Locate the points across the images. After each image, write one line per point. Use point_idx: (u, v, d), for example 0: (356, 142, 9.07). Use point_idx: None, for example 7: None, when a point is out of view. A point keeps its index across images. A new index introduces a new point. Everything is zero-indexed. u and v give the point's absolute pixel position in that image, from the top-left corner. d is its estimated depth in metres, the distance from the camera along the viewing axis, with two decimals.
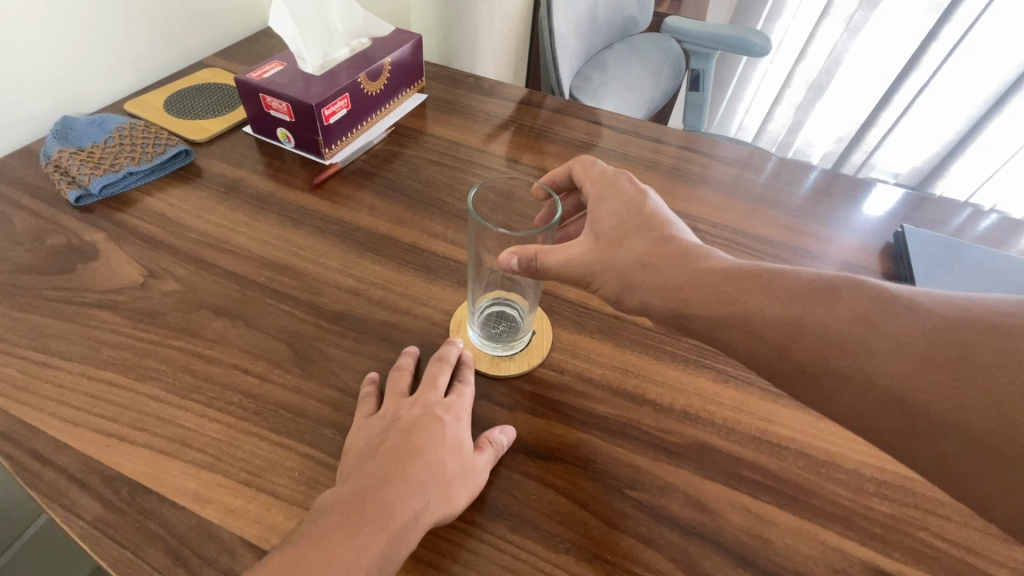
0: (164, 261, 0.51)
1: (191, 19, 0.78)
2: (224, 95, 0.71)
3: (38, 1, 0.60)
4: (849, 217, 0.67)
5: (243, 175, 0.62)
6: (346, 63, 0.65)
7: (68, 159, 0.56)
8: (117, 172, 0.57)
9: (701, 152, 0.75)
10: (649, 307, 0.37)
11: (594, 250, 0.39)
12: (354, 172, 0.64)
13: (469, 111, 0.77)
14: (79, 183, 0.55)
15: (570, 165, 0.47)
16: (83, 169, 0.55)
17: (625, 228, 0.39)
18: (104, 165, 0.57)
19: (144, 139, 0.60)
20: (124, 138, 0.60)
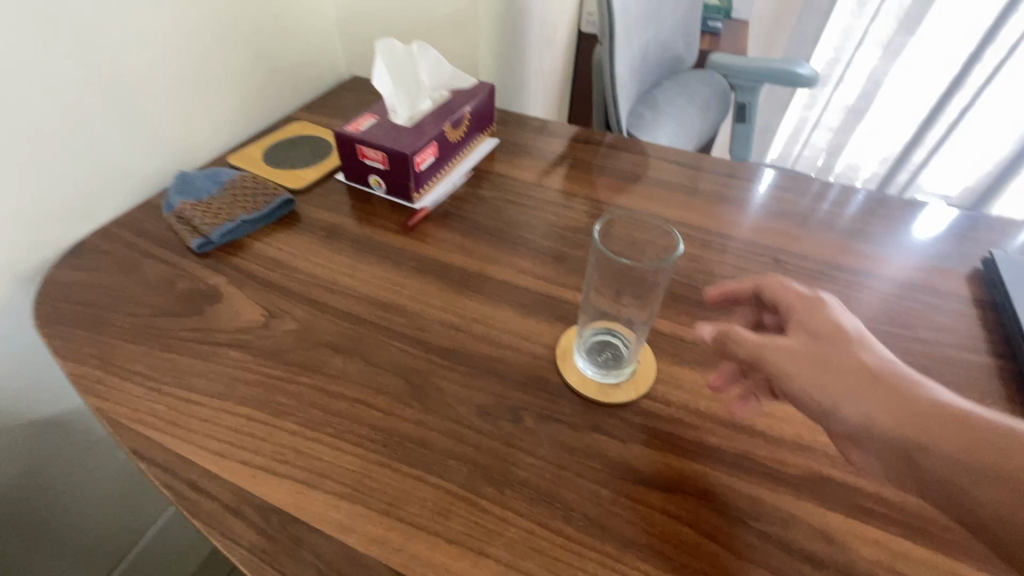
0: (281, 301, 0.54)
1: (280, 79, 0.86)
2: (316, 147, 0.77)
3: (157, 72, 0.67)
4: (903, 238, 0.67)
5: (340, 219, 0.66)
6: (431, 114, 0.69)
7: (190, 211, 0.61)
8: (233, 220, 0.61)
9: (745, 178, 0.76)
10: (841, 414, 0.36)
11: (792, 348, 0.39)
12: (441, 214, 0.68)
13: (539, 152, 0.81)
14: (202, 232, 0.60)
15: (757, 280, 0.46)
16: (205, 219, 0.61)
17: (838, 335, 0.38)
18: (222, 214, 0.62)
19: (253, 190, 0.65)
20: (236, 189, 0.65)
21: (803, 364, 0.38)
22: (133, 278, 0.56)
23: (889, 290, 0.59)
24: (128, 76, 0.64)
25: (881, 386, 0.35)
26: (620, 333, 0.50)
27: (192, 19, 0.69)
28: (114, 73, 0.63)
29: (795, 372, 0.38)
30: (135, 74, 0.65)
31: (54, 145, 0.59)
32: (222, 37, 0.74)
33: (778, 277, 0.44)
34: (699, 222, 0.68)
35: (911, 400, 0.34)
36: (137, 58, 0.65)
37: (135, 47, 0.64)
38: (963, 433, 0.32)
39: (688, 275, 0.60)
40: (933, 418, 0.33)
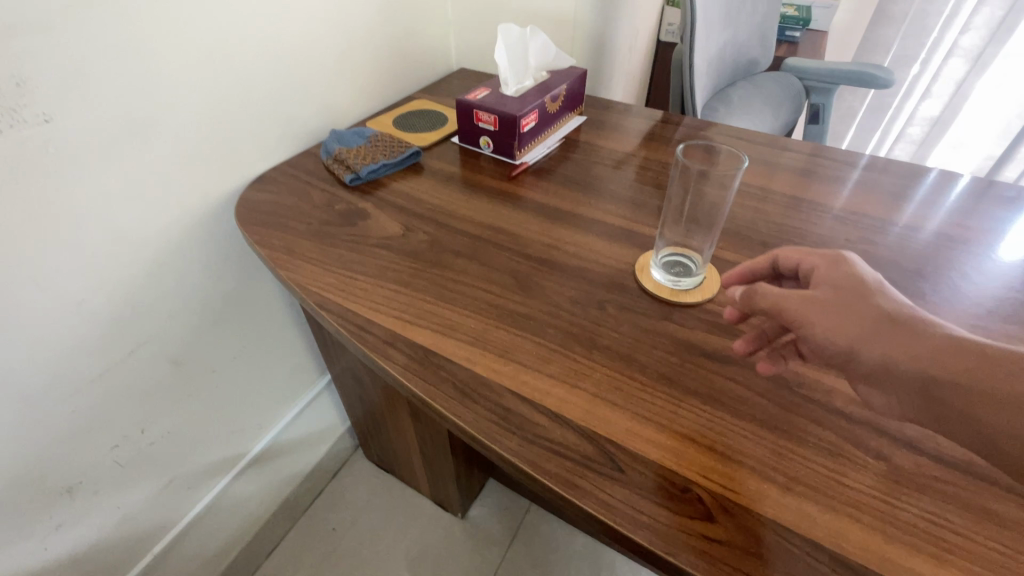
0: (414, 221, 0.69)
1: (406, 66, 1.03)
2: (434, 119, 0.93)
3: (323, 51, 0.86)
4: (1000, 217, 0.70)
5: (455, 170, 0.81)
6: (534, 88, 0.83)
7: (345, 154, 0.78)
8: (376, 162, 0.77)
9: (834, 158, 0.83)
10: (853, 353, 0.40)
11: (814, 299, 0.43)
12: (538, 169, 0.80)
13: (622, 129, 0.92)
14: (353, 169, 0.76)
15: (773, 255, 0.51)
16: (357, 160, 0.77)
17: (859, 289, 0.42)
18: (368, 158, 0.78)
19: (390, 144, 0.81)
20: (378, 142, 0.81)
21: (821, 313, 0.42)
22: (304, 200, 0.73)
23: (945, 244, 0.65)
24: (303, 51, 0.83)
25: (892, 324, 0.40)
26: (688, 254, 0.61)
27: (351, 12, 0.88)
28: (297, 49, 0.82)
29: (815, 320, 0.42)
30: (311, 52, 0.84)
31: (254, 99, 0.78)
32: (369, 28, 0.93)
33: (797, 250, 0.49)
34: (767, 186, 0.77)
35: (922, 338, 0.38)
36: (314, 39, 0.84)
37: (314, 30, 0.83)
38: (969, 359, 0.36)
39: (753, 223, 0.69)
40: (944, 351, 0.37)
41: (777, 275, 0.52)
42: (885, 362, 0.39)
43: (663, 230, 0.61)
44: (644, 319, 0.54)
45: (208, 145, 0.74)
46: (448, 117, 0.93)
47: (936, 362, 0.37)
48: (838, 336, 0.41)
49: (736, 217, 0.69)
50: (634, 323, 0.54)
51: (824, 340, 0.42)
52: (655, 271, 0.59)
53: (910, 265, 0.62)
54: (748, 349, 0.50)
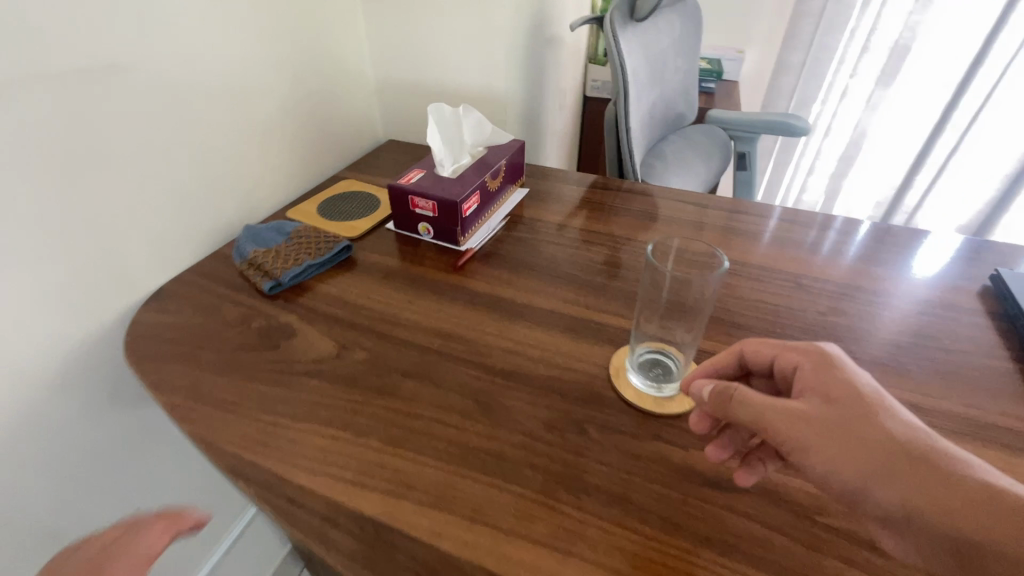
0: (350, 334, 0.59)
1: (328, 143, 0.94)
2: (364, 202, 0.84)
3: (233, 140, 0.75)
4: (946, 270, 0.71)
5: (393, 262, 0.72)
6: (472, 167, 0.77)
7: (263, 258, 0.67)
8: (300, 264, 0.67)
9: (781, 216, 0.82)
10: (857, 485, 0.36)
11: (815, 417, 0.39)
12: (487, 254, 0.73)
13: (567, 198, 0.88)
14: (274, 276, 0.65)
15: (741, 347, 0.47)
16: (277, 265, 0.66)
17: (861, 406, 0.38)
18: (290, 260, 0.67)
19: (316, 238, 0.71)
20: (300, 238, 0.71)
21: (822, 437, 0.37)
22: (213, 319, 0.61)
23: (909, 305, 0.64)
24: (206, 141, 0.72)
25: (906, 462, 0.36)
26: (669, 351, 0.55)
27: (260, 93, 0.78)
28: (202, 140, 0.70)
29: (814, 444, 0.38)
30: (219, 141, 0.73)
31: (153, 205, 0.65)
32: (283, 107, 0.83)
33: (773, 343, 0.45)
34: (724, 254, 0.74)
35: (942, 478, 0.35)
36: (221, 127, 0.72)
37: (221, 117, 0.72)
38: (993, 512, 0.33)
39: (720, 300, 0.64)
40: (965, 499, 0.34)
41: (744, 368, 0.48)
42: (898, 503, 0.35)
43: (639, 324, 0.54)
44: (632, 443, 0.47)
45: (92, 268, 0.59)
46: (379, 199, 0.84)
47: (943, 504, 0.34)
48: (843, 468, 0.37)
49: None
50: (621, 449, 0.46)
51: (825, 470, 0.37)
52: (634, 376, 0.52)
53: (884, 334, 0.60)
54: (721, 455, 0.44)
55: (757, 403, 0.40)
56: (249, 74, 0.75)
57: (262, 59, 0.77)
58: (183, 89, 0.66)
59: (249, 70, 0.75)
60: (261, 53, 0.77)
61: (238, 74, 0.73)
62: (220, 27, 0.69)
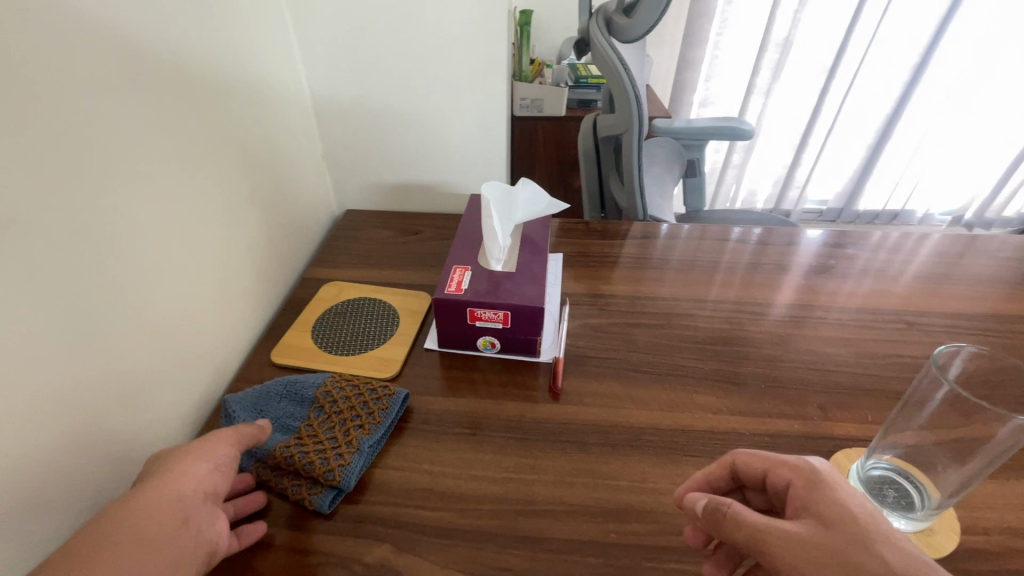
0: (489, 555, 0.40)
1: (286, 236, 0.69)
2: (374, 314, 0.62)
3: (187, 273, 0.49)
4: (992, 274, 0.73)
5: (466, 403, 0.53)
6: (523, 250, 0.60)
7: (295, 455, 0.43)
8: (355, 453, 0.45)
9: (828, 242, 0.78)
10: None
11: (799, 545, 0.32)
12: (576, 360, 0.57)
13: (610, 258, 0.75)
14: (325, 482, 0.43)
15: (726, 459, 0.41)
16: (323, 463, 0.43)
17: (864, 524, 0.32)
18: (337, 449, 0.45)
19: (356, 395, 0.49)
20: (334, 407, 0.48)
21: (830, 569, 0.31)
22: None
23: (1005, 329, 0.63)
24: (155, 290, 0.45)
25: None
26: (916, 479, 0.42)
27: (206, 192, 0.52)
28: (136, 292, 0.43)
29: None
30: (162, 282, 0.46)
31: (73, 422, 0.37)
32: (235, 204, 0.57)
33: (755, 453, 0.39)
34: (812, 299, 0.67)
35: None
36: (163, 261, 0.46)
37: (161, 244, 0.45)
38: None
39: (858, 366, 0.57)
40: None
41: (736, 483, 0.42)
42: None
43: (883, 431, 0.44)
44: None
45: None
46: (394, 307, 0.63)
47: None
48: None
49: (838, 362, 0.57)
50: None
51: None
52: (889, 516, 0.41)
53: None
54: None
55: (738, 528, 0.34)
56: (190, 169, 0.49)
57: (204, 142, 0.51)
58: (99, 217, 0.39)
59: (190, 163, 0.49)
60: (202, 133, 0.51)
61: (175, 173, 0.47)
62: (145, 107, 0.43)
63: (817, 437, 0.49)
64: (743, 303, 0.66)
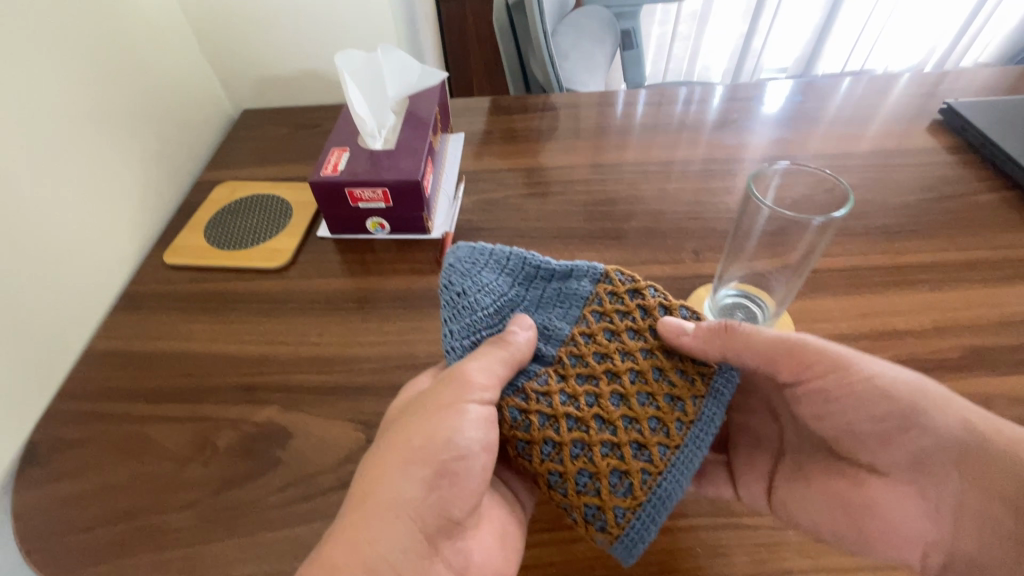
0: (366, 405, 0.44)
1: (173, 138, 0.66)
2: (269, 211, 0.62)
3: (47, 185, 0.48)
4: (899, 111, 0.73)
5: (357, 281, 0.54)
6: (405, 126, 0.58)
7: (627, 368, 0.37)
8: (667, 472, 0.35)
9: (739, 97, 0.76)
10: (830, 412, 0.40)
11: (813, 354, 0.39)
12: (467, 233, 0.59)
13: (511, 134, 0.73)
14: (507, 398, 0.37)
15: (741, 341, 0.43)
16: (637, 459, 0.35)
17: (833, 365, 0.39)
18: (620, 477, 0.35)
19: (635, 454, 0.35)
20: (644, 436, 0.36)
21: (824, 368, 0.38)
22: (152, 459, 0.41)
23: (893, 164, 0.64)
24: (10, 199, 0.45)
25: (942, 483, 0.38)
26: (759, 297, 0.47)
27: (33, 89, 0.47)
28: None
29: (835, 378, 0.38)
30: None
31: None
32: (81, 103, 0.53)
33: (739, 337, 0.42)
34: (710, 154, 0.67)
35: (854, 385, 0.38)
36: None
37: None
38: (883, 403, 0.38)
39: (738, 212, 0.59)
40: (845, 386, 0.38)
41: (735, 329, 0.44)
42: (956, 433, 0.36)
43: (727, 264, 0.47)
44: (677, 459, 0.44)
45: None
46: (290, 203, 0.63)
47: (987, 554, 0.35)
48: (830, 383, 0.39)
49: (721, 211, 0.59)
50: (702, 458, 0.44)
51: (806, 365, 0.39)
52: None
53: (898, 199, 0.59)
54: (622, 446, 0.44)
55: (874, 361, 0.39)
56: (17, 64, 0.46)
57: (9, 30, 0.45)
58: None
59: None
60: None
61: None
62: None
63: (686, 278, 0.52)
64: (640, 165, 0.66)
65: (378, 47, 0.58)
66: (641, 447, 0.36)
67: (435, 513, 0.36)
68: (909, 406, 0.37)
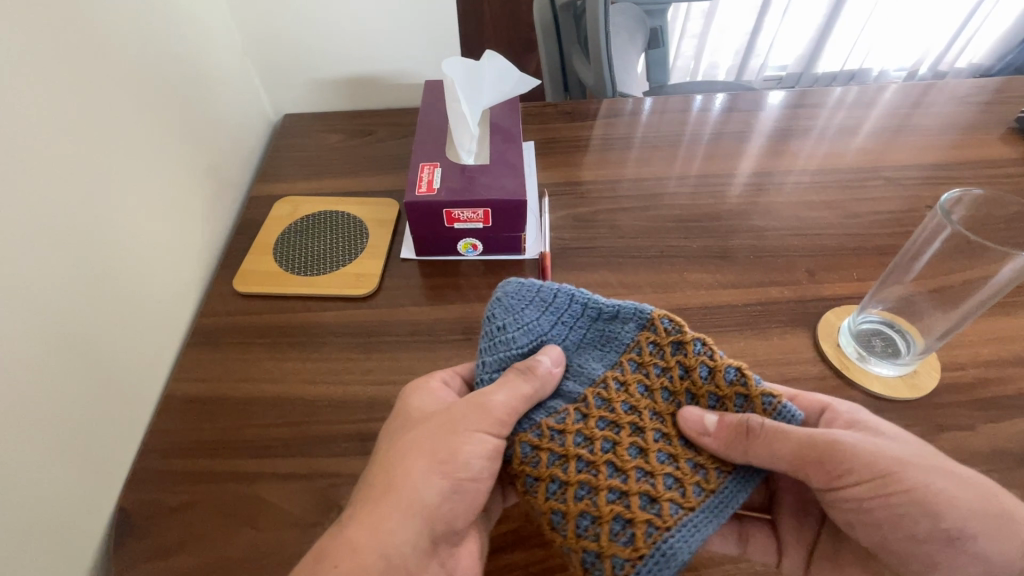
0: None
1: (224, 149, 0.60)
2: (342, 230, 0.57)
3: (126, 214, 0.42)
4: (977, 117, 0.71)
5: (455, 309, 0.50)
6: (497, 138, 0.54)
7: (655, 426, 0.35)
8: (677, 529, 0.32)
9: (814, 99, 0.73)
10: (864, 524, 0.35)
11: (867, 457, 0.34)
12: (563, 252, 0.55)
13: (582, 139, 0.68)
14: (521, 435, 0.35)
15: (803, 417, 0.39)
16: (647, 511, 0.32)
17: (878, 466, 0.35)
18: (625, 524, 0.32)
19: (644, 510, 0.32)
20: (653, 488, 0.33)
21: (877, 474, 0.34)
22: (272, 526, 0.37)
23: (983, 175, 0.63)
24: (95, 235, 0.39)
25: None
26: (904, 329, 0.46)
27: (104, 103, 0.41)
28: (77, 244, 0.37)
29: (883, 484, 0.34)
30: (78, 218, 0.37)
31: (44, 389, 0.33)
32: (145, 117, 0.46)
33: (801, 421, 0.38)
34: (798, 163, 0.64)
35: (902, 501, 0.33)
36: (71, 191, 0.37)
37: (61, 171, 0.36)
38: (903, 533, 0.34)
39: (842, 227, 0.57)
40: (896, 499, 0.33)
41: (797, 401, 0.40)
42: (1013, 560, 0.32)
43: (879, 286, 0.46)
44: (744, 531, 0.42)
45: None
46: (364, 220, 0.58)
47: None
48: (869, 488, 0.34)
49: (825, 226, 0.57)
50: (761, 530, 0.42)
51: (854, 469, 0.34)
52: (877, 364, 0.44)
53: None
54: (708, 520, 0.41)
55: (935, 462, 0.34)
56: (91, 78, 0.40)
57: (80, 35, 0.39)
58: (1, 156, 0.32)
59: (68, 66, 0.38)
60: (72, 22, 0.38)
61: (73, 86, 0.38)
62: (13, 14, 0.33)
63: (807, 300, 0.50)
64: (729, 175, 0.63)
65: (485, 52, 0.53)
66: (651, 500, 0.32)
67: (445, 521, 0.34)
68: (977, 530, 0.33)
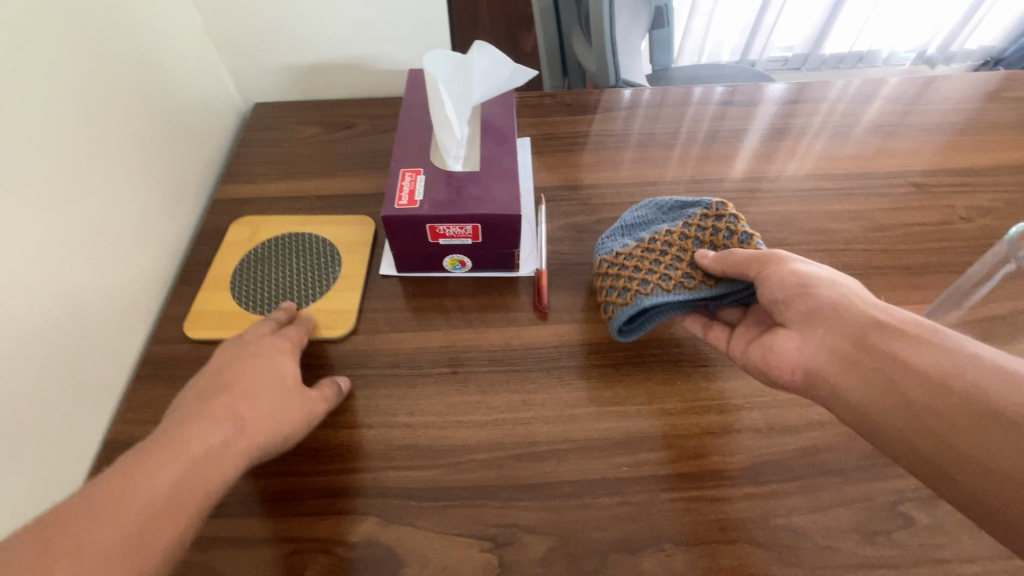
0: (488, 514, 0.35)
1: (184, 151, 0.54)
2: (310, 255, 0.50)
3: (48, 234, 0.37)
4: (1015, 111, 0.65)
5: (439, 336, 0.44)
6: (489, 140, 0.48)
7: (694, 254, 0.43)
8: (665, 294, 0.41)
9: (838, 91, 0.66)
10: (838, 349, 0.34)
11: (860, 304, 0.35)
12: (561, 268, 0.49)
13: (585, 135, 0.62)
14: (603, 258, 0.45)
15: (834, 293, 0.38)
16: (651, 287, 0.42)
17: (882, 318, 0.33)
18: (629, 291, 0.42)
19: (642, 282, 0.42)
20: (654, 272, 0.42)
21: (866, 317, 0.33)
22: None
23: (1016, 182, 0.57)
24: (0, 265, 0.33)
25: None
26: None
27: (18, 103, 0.35)
28: None
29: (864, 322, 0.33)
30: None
31: None
32: (83, 115, 0.40)
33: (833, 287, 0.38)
34: (817, 166, 0.59)
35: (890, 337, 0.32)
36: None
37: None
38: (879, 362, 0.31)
39: (867, 242, 0.52)
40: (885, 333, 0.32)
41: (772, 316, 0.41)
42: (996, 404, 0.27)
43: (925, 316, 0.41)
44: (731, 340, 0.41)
45: None
46: (334, 244, 0.51)
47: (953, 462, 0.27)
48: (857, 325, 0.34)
49: (846, 243, 0.52)
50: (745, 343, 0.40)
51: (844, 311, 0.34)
52: None
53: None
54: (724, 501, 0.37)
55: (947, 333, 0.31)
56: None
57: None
58: None
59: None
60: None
61: None
62: None
63: None
64: (744, 179, 0.57)
65: (475, 43, 0.47)
66: (659, 282, 0.42)
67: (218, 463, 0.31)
68: (856, 329, 0.33)
